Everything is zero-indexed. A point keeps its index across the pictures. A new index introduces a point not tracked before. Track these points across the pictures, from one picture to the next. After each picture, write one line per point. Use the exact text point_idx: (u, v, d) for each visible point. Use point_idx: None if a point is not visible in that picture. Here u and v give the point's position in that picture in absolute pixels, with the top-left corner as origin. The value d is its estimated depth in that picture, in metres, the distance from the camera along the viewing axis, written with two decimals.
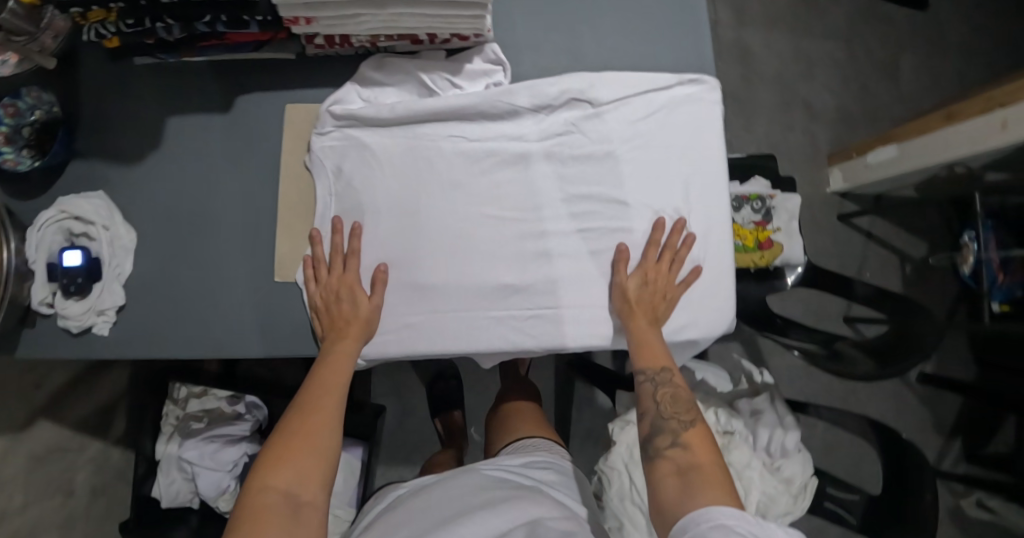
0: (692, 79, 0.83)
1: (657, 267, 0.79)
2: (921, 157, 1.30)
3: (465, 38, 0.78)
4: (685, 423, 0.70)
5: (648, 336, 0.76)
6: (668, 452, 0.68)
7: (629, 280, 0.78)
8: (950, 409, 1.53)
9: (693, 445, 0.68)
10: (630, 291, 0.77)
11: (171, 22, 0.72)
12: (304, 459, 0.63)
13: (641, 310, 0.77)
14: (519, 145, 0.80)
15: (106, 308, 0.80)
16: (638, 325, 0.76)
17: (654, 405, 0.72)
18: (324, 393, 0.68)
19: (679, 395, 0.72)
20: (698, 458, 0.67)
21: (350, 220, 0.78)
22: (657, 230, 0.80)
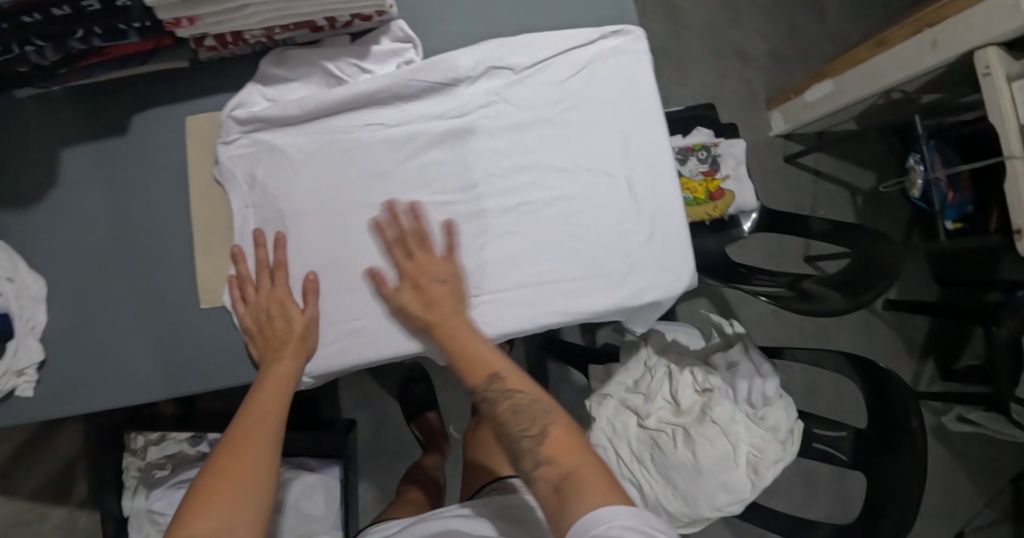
0: (615, 30, 0.79)
1: (421, 265, 0.72)
2: (857, 87, 1.29)
3: (367, 18, 0.73)
4: (537, 435, 0.63)
5: (472, 345, 0.69)
6: (532, 476, 0.62)
7: (399, 296, 0.71)
8: (919, 331, 1.55)
9: (556, 455, 0.61)
10: (409, 307, 0.70)
11: (41, 44, 0.64)
12: (236, 498, 0.58)
13: (439, 316, 0.70)
14: (442, 124, 0.75)
15: (26, 367, 0.72)
16: (446, 335, 0.69)
17: (505, 423, 0.66)
18: (257, 421, 0.64)
19: (524, 403, 0.66)
20: (561, 469, 0.60)
21: (272, 231, 0.73)
22: (420, 227, 0.72)
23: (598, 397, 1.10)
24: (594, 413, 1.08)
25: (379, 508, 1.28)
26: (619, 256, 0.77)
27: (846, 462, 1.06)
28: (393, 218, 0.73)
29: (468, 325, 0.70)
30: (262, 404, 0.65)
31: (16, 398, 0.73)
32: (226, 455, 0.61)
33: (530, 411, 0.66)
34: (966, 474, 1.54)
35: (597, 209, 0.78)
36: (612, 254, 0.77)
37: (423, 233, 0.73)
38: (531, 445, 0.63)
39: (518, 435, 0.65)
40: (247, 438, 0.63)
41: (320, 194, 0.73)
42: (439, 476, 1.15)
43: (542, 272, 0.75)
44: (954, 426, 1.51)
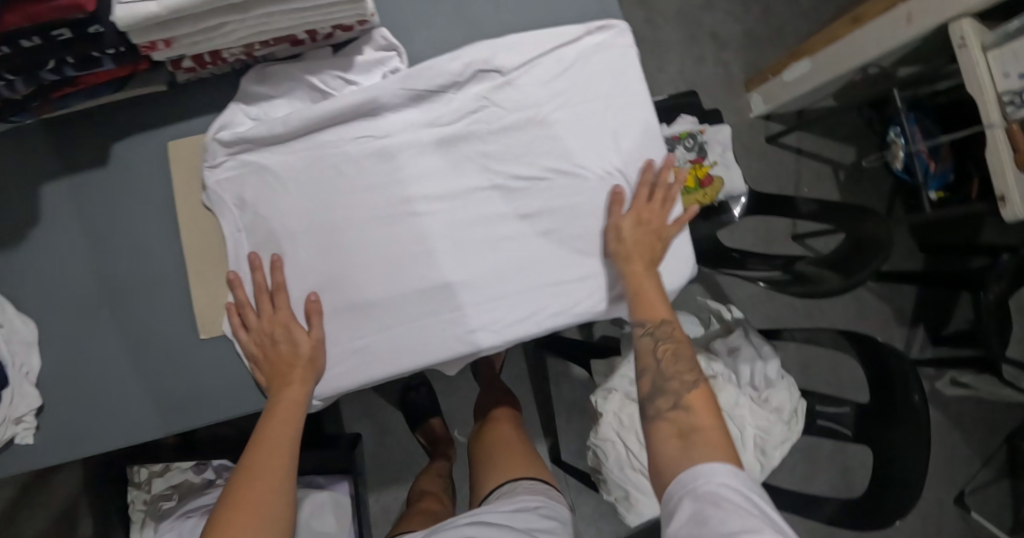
0: (601, 26, 0.79)
1: (650, 208, 0.76)
2: (836, 64, 1.31)
3: (348, 29, 0.71)
4: (687, 383, 0.66)
5: (645, 287, 0.72)
6: (670, 415, 0.64)
7: (624, 220, 0.75)
8: (908, 299, 1.58)
9: (695, 406, 0.64)
10: (626, 232, 0.74)
11: (12, 79, 0.62)
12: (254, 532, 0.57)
13: (639, 254, 0.74)
14: (433, 132, 0.74)
15: (23, 414, 0.70)
16: (635, 270, 0.73)
17: (654, 361, 0.68)
18: (269, 450, 0.63)
19: (681, 351, 0.68)
20: (701, 421, 0.62)
21: (268, 253, 0.71)
22: (646, 170, 0.77)
23: (602, 392, 1.07)
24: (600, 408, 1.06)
25: (390, 518, 1.28)
26: (620, 254, 0.78)
27: (850, 436, 1.08)
28: (654, 169, 0.78)
29: (654, 276, 0.74)
30: (274, 433, 0.64)
31: (16, 445, 0.72)
32: (240, 488, 0.60)
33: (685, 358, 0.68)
34: (961, 435, 1.58)
35: (599, 208, 0.77)
36: (613, 253, 0.77)
37: (644, 182, 0.77)
38: (677, 388, 0.66)
39: (668, 375, 0.68)
40: (262, 468, 0.62)
41: (315, 213, 0.72)
42: (444, 482, 1.13)
43: (545, 276, 0.75)
44: (951, 390, 1.54)
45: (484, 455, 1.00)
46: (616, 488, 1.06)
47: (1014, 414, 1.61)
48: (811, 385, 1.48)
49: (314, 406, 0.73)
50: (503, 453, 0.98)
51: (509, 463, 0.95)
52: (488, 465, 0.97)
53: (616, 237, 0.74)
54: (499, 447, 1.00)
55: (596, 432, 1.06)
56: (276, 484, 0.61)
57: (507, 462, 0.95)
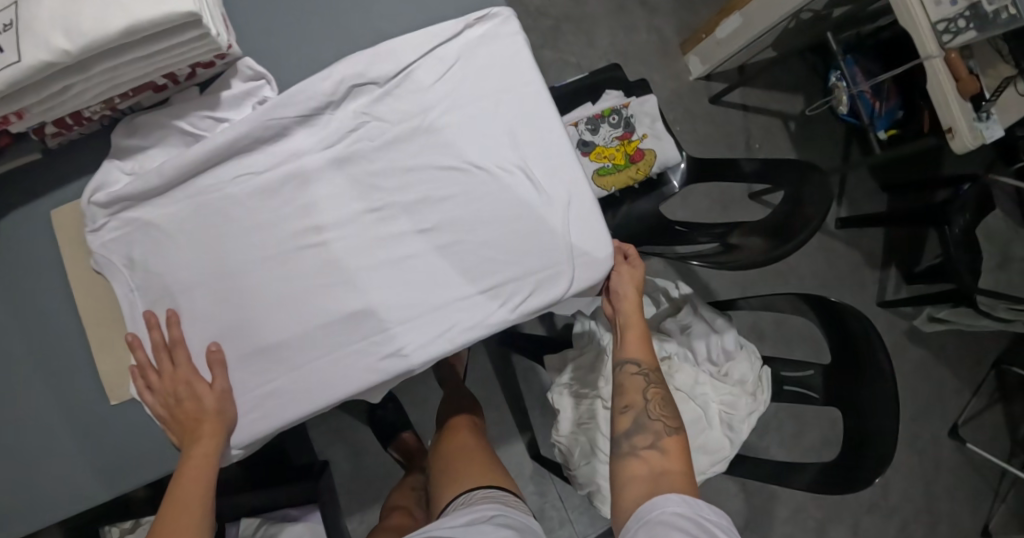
0: (481, 16, 0.73)
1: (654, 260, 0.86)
2: (764, 17, 1.24)
3: (209, 64, 0.69)
4: (669, 428, 0.77)
5: (640, 333, 0.83)
6: (645, 453, 0.74)
7: (635, 272, 0.84)
8: (877, 240, 1.54)
9: (670, 451, 0.74)
10: (635, 282, 0.83)
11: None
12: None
13: (636, 302, 0.83)
14: (313, 158, 0.70)
15: None
16: (635, 319, 0.84)
17: (643, 401, 0.79)
18: (185, 511, 0.62)
19: (667, 399, 0.79)
20: (673, 466, 0.73)
21: (165, 309, 0.69)
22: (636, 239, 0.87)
23: (557, 388, 1.05)
24: (557, 404, 1.04)
25: None
26: (534, 252, 0.72)
27: (819, 400, 1.06)
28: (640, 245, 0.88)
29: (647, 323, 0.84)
30: (186, 493, 0.63)
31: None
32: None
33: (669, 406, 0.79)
34: (950, 370, 1.54)
35: (500, 212, 0.72)
36: (524, 256, 0.72)
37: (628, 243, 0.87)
38: (659, 431, 0.76)
39: (651, 416, 0.78)
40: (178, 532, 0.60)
41: (208, 262, 0.69)
42: (419, 495, 1.10)
43: (451, 291, 0.71)
44: (929, 328, 1.46)
45: (443, 464, 0.96)
46: (588, 483, 1.01)
47: (1000, 340, 1.57)
48: (789, 346, 1.45)
49: (237, 455, 0.70)
50: (460, 463, 0.95)
51: (464, 474, 0.91)
52: (448, 480, 0.92)
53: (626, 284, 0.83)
54: (455, 458, 0.96)
55: (556, 429, 1.04)
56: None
57: (463, 474, 0.91)
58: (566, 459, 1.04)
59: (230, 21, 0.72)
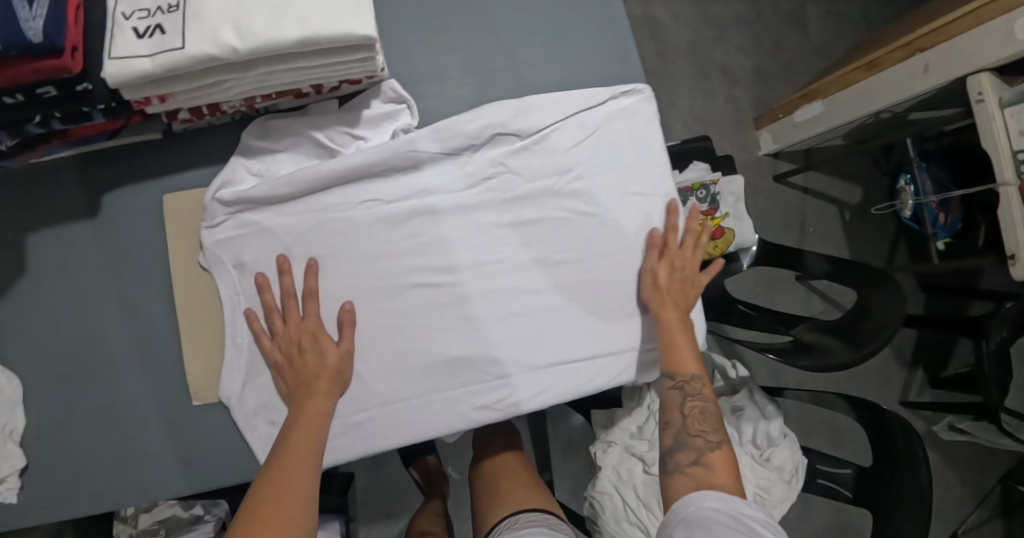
0: (626, 90, 0.77)
1: (683, 254, 0.75)
2: (849, 110, 1.27)
3: (356, 82, 0.69)
4: (711, 443, 0.69)
5: (679, 340, 0.72)
6: (690, 470, 0.67)
7: (656, 266, 0.74)
8: (908, 341, 1.57)
9: (715, 465, 0.67)
10: (660, 278, 0.73)
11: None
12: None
13: (678, 305, 0.73)
14: (443, 198, 0.71)
15: (5, 475, 0.67)
16: (672, 318, 0.72)
17: (681, 417, 0.71)
18: (296, 462, 0.60)
19: (708, 411, 0.71)
20: (719, 478, 0.66)
21: (303, 258, 0.69)
22: (671, 214, 0.76)
23: (602, 444, 1.04)
24: (598, 460, 1.02)
25: None
26: (636, 329, 0.75)
27: (850, 499, 1.06)
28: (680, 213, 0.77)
29: (689, 330, 0.73)
30: (299, 448, 0.61)
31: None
32: (263, 496, 0.57)
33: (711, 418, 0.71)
34: (956, 477, 1.57)
35: (613, 285, 0.75)
36: (628, 331, 0.75)
37: (670, 226, 0.76)
38: (699, 446, 0.69)
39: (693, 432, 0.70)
40: (288, 486, 0.58)
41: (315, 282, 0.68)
42: (445, 522, 1.10)
43: (556, 353, 0.72)
44: (947, 436, 1.51)
45: (488, 490, 0.97)
46: None
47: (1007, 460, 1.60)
48: (810, 433, 1.43)
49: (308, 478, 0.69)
50: (508, 487, 0.96)
51: (513, 497, 0.92)
52: (495, 502, 0.93)
53: (652, 284, 0.73)
54: (504, 485, 0.97)
55: (594, 485, 1.01)
56: (305, 506, 0.58)
57: (515, 495, 0.93)
58: (596, 516, 1.03)
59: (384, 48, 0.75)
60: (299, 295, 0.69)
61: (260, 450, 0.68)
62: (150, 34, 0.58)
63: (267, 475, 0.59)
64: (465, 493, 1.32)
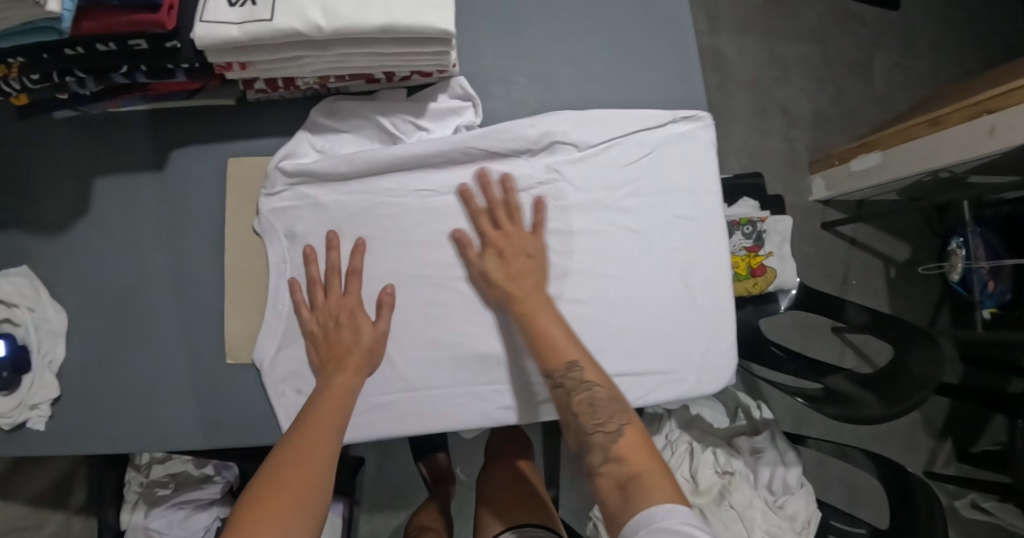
0: (688, 115, 0.78)
1: (505, 234, 0.71)
2: (908, 164, 1.24)
3: (427, 74, 0.71)
4: (612, 432, 0.63)
5: (547, 331, 0.66)
6: (605, 468, 0.62)
7: (481, 260, 0.70)
8: (940, 410, 1.51)
9: (627, 456, 0.61)
10: (490, 273, 0.69)
11: (83, 76, 0.63)
12: (294, 515, 0.54)
13: (529, 295, 0.68)
14: (496, 197, 0.73)
15: (39, 402, 0.69)
16: (528, 314, 0.67)
17: (574, 416, 0.65)
18: (320, 435, 0.61)
19: (600, 396, 0.64)
20: (636, 469, 0.60)
21: (352, 236, 0.70)
22: (480, 192, 0.71)
23: None
24: (610, 483, 1.02)
25: None
26: (667, 353, 0.75)
27: None
28: (488, 186, 0.72)
29: (552, 313, 0.68)
30: (324, 421, 0.62)
31: (27, 430, 0.70)
32: (284, 463, 0.57)
33: (606, 406, 0.64)
34: None
35: (650, 306, 0.75)
36: (660, 354, 0.75)
37: (487, 206, 0.72)
38: (604, 440, 0.63)
39: (591, 428, 0.64)
40: (309, 457, 0.59)
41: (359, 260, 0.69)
42: (445, 520, 1.10)
43: None
44: (967, 513, 1.44)
45: (494, 493, 0.97)
46: None
47: None
48: (825, 489, 1.38)
49: None
50: (512, 498, 0.95)
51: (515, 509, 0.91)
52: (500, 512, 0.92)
53: (485, 284, 0.70)
54: (511, 491, 0.97)
55: (602, 505, 1.01)
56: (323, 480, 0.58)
57: (519, 508, 0.92)
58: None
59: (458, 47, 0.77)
60: (343, 272, 0.70)
61: (284, 417, 0.69)
62: (242, 3, 0.60)
63: (289, 444, 0.59)
64: (469, 495, 1.32)
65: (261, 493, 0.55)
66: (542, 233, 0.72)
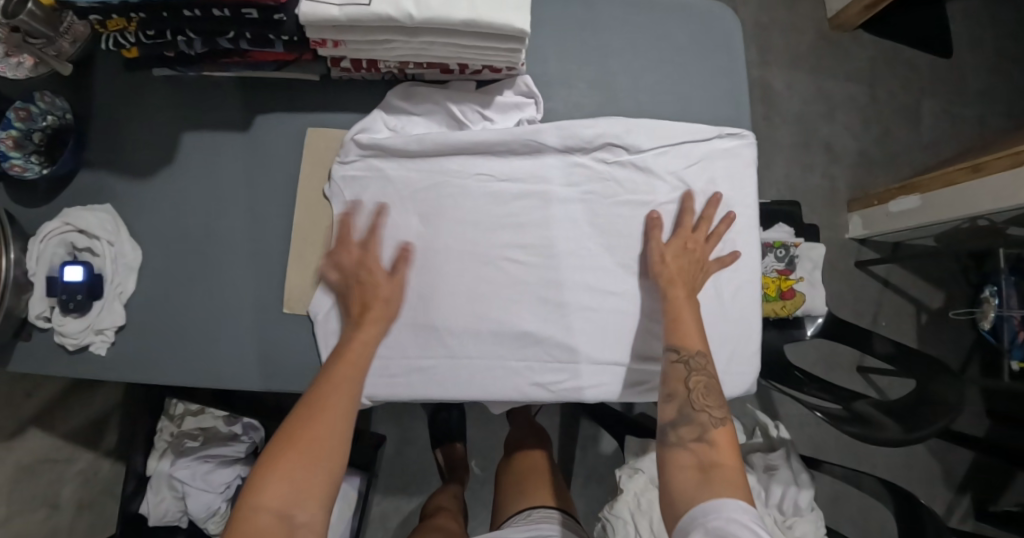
0: (733, 133, 0.82)
1: (695, 239, 0.79)
2: (947, 207, 1.26)
3: (497, 70, 0.77)
4: (715, 419, 0.68)
5: (685, 316, 0.73)
6: (694, 446, 0.67)
7: (664, 246, 0.77)
8: (960, 462, 1.49)
9: (720, 444, 0.67)
10: (668, 257, 0.76)
11: (193, 37, 0.69)
12: (304, 471, 0.60)
13: (683, 281, 0.75)
14: (547, 188, 0.78)
15: (105, 327, 0.75)
16: (677, 295, 0.74)
17: (686, 390, 0.70)
18: (338, 396, 0.66)
19: (713, 386, 0.70)
20: (722, 459, 0.66)
21: (412, 209, 0.76)
22: (693, 203, 0.80)
23: (629, 469, 1.04)
24: (622, 485, 1.03)
25: (387, 525, 1.31)
26: None
27: None
28: (701, 203, 0.80)
29: (694, 306, 0.75)
30: (342, 384, 0.66)
31: (89, 353, 0.76)
32: (300, 422, 0.63)
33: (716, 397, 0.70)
34: None
35: None
36: None
37: (688, 213, 0.80)
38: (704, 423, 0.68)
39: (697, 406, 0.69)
40: (324, 420, 0.63)
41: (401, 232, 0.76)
42: (461, 505, 1.13)
43: (615, 354, 0.77)
44: None
45: (514, 480, 1.01)
46: None
47: None
48: (835, 523, 1.38)
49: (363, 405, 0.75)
50: (531, 482, 1.00)
51: (532, 491, 0.97)
52: (517, 493, 0.97)
53: (660, 260, 0.76)
54: (529, 480, 1.00)
55: (612, 506, 1.02)
56: (338, 440, 0.63)
57: (535, 492, 0.96)
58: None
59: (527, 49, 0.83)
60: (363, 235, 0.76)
61: None
62: None
63: (306, 404, 0.65)
64: (481, 489, 1.35)
65: (278, 451, 0.61)
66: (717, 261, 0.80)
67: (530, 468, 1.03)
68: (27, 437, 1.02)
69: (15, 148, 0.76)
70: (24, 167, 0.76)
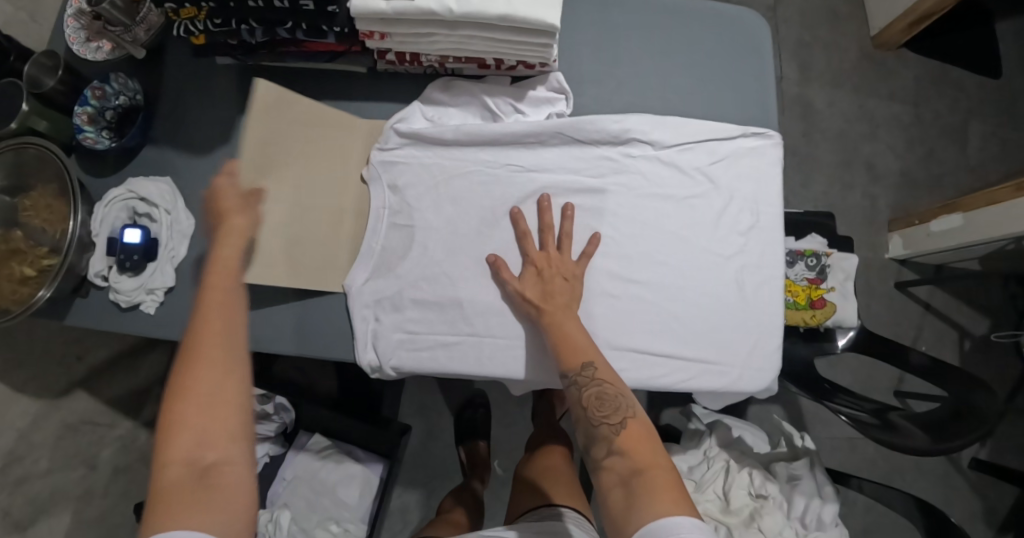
0: (757, 132, 0.85)
1: (547, 259, 0.77)
2: (989, 228, 1.24)
3: (530, 66, 0.82)
4: (616, 426, 0.64)
5: (565, 335, 0.71)
6: (608, 463, 0.63)
7: (522, 278, 0.76)
8: (1005, 500, 1.37)
9: (631, 451, 0.62)
10: (528, 288, 0.75)
11: (254, 25, 0.75)
12: (203, 420, 0.55)
13: (554, 304, 0.73)
14: (576, 179, 0.82)
15: (156, 287, 0.82)
16: (553, 322, 0.72)
17: (583, 410, 0.66)
18: (212, 341, 0.58)
19: (605, 393, 0.66)
20: (640, 465, 0.61)
21: (444, 189, 0.81)
22: (544, 212, 0.79)
23: None
24: None
25: (406, 519, 1.33)
26: (712, 345, 0.80)
27: None
28: (547, 210, 0.79)
29: (574, 320, 0.73)
30: (212, 329, 0.58)
31: (140, 311, 0.83)
32: (181, 374, 0.56)
33: (614, 400, 0.65)
34: None
35: (699, 299, 0.81)
36: (704, 343, 0.80)
37: (546, 225, 0.79)
38: (609, 433, 0.64)
39: (597, 421, 0.65)
40: (198, 373, 0.56)
41: (235, 217, 0.66)
42: (478, 498, 1.15)
43: (633, 341, 0.79)
44: None
45: (535, 471, 1.02)
46: None
47: None
48: None
49: (390, 376, 0.79)
50: (552, 474, 1.00)
51: (549, 484, 0.96)
52: (535, 485, 0.98)
53: (523, 293, 0.75)
54: (551, 472, 1.01)
55: None
56: (224, 387, 0.56)
57: (554, 483, 0.97)
58: None
59: (562, 49, 0.87)
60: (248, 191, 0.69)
61: (362, 339, 0.79)
62: None
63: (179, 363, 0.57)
64: (502, 491, 1.36)
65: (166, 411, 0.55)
66: (586, 262, 0.79)
67: (549, 461, 1.04)
68: (74, 398, 1.05)
69: (89, 122, 0.84)
70: (95, 140, 0.83)
